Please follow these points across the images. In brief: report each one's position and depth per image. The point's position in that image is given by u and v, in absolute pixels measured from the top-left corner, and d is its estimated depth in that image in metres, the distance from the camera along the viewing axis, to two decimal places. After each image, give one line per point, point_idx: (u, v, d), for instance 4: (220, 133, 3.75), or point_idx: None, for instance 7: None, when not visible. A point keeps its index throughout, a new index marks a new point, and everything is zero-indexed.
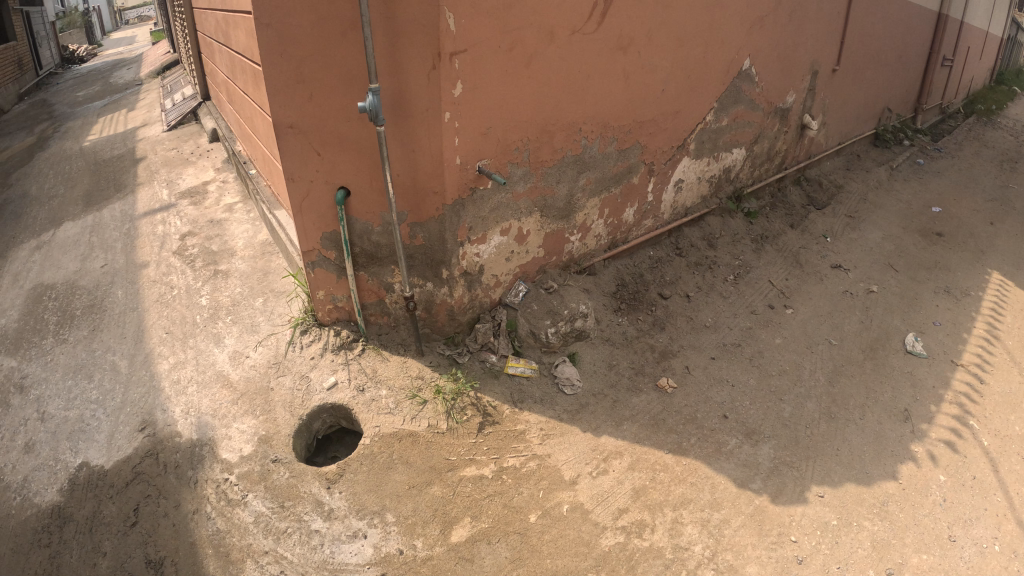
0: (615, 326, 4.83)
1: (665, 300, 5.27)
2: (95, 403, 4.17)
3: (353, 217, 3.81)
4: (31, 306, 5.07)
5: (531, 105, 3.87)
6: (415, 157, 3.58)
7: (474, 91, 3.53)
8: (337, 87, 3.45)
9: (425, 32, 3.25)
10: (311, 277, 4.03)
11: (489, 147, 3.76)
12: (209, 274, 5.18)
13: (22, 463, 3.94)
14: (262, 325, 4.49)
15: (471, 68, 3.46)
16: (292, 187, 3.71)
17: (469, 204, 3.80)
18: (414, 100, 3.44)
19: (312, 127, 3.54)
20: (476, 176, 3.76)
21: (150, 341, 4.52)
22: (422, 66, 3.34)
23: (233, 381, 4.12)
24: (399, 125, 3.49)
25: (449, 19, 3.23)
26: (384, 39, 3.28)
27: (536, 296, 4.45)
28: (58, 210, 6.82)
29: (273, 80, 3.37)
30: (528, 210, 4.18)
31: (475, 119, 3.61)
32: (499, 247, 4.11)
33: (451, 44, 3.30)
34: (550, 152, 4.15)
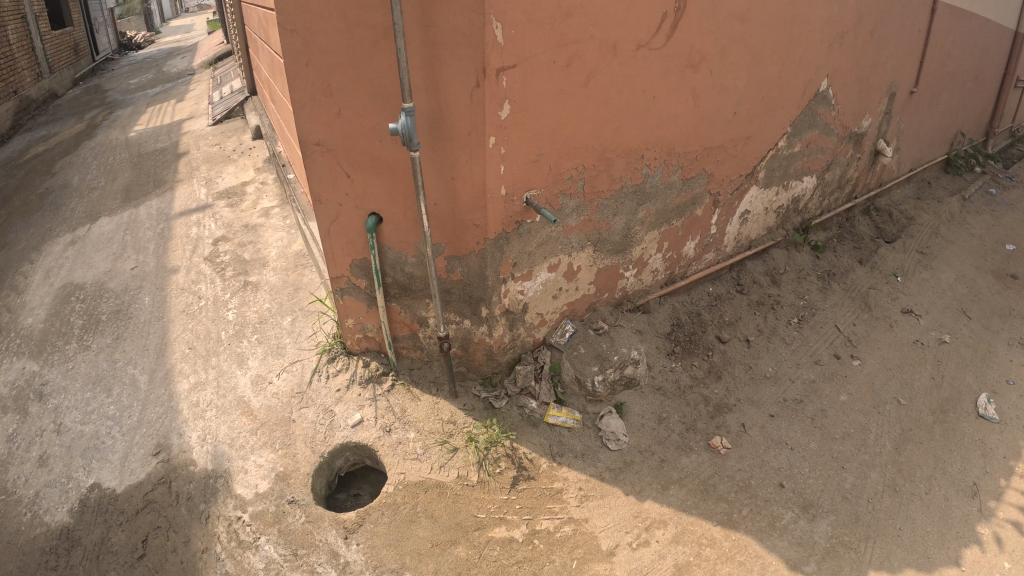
0: (668, 374, 4.39)
1: (723, 343, 4.77)
2: (111, 419, 4.00)
3: (384, 246, 3.42)
4: (57, 306, 5.03)
5: (590, 130, 3.38)
6: (455, 185, 3.16)
7: (524, 113, 3.07)
8: (367, 102, 3.10)
9: (468, 44, 2.83)
10: (340, 304, 3.74)
11: (540, 176, 3.26)
12: (238, 285, 5.01)
13: (34, 478, 3.80)
14: (288, 348, 4.25)
15: (522, 86, 3.00)
16: (319, 209, 3.42)
17: (514, 238, 3.31)
18: (455, 122, 3.02)
19: (341, 145, 3.23)
20: (523, 209, 3.27)
21: (172, 356, 4.34)
22: (465, 84, 2.92)
23: (253, 409, 3.89)
24: (437, 148, 3.09)
25: (496, 28, 2.79)
26: (423, 51, 2.89)
27: (583, 337, 4.02)
28: (96, 203, 6.81)
29: (299, 93, 3.12)
30: (579, 245, 3.67)
31: (525, 145, 3.14)
32: (546, 284, 3.64)
33: (499, 57, 2.86)
34: (609, 181, 3.62)
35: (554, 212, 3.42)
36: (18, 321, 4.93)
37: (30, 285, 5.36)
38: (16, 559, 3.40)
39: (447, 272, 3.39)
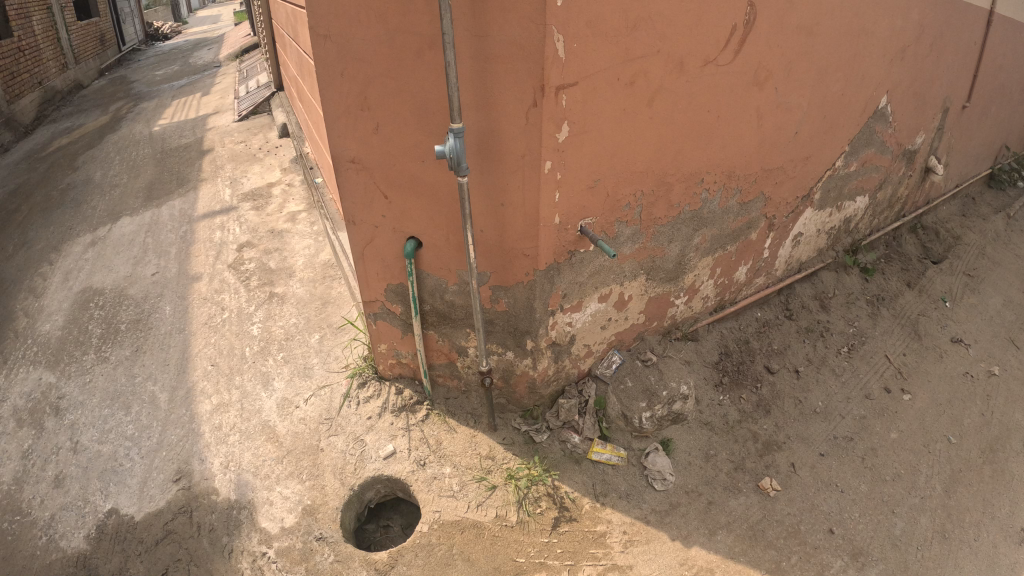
0: (716, 408, 4.06)
1: (772, 373, 4.40)
2: (130, 440, 3.82)
3: (423, 272, 3.15)
4: (76, 313, 4.87)
5: (650, 151, 3.08)
6: (504, 212, 2.86)
7: (584, 135, 2.76)
8: (408, 118, 2.77)
9: (526, 59, 2.49)
10: (373, 328, 3.53)
11: (596, 203, 3.00)
12: (263, 296, 4.82)
13: (50, 499, 3.63)
14: (315, 369, 4.05)
15: (582, 105, 2.69)
16: (353, 231, 3.17)
17: (566, 268, 3.05)
18: (507, 143, 2.70)
19: (377, 163, 2.94)
20: (577, 238, 3.01)
21: (194, 373, 4.15)
22: (521, 103, 2.59)
23: (279, 435, 3.69)
24: (486, 171, 2.79)
25: (558, 41, 2.46)
26: (474, 64, 2.56)
27: (630, 368, 3.76)
28: (118, 201, 6.65)
29: (333, 106, 2.84)
30: (632, 274, 3.44)
31: (583, 170, 2.85)
32: (595, 315, 3.39)
33: (560, 74, 2.53)
34: (666, 206, 3.36)
35: (609, 239, 3.18)
36: (36, 327, 4.78)
37: (49, 289, 5.20)
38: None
39: (491, 302, 3.13)
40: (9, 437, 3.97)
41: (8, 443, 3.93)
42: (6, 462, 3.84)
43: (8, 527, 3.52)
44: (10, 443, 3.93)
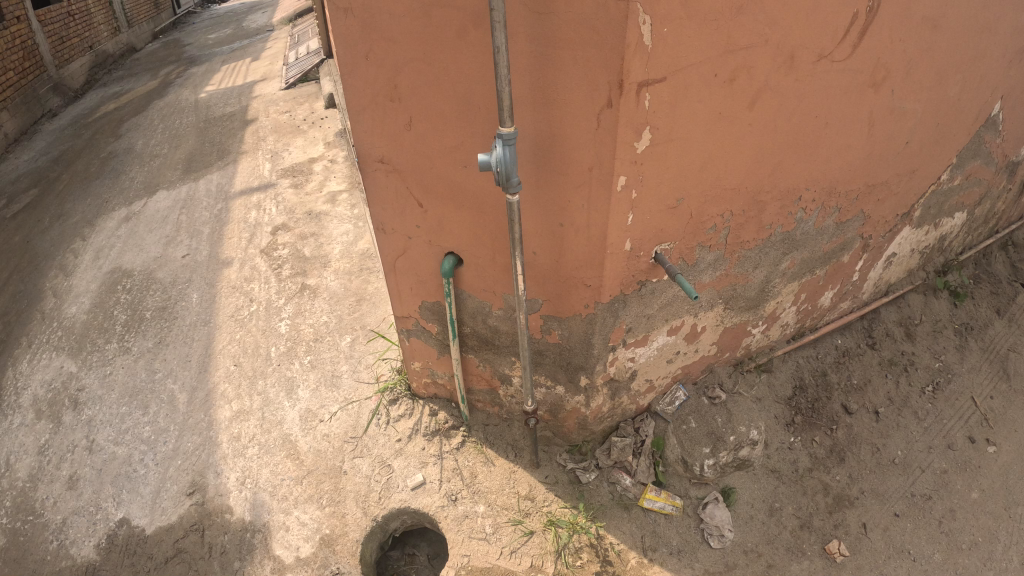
0: (785, 454, 3.47)
1: (849, 414, 3.75)
2: (145, 443, 3.60)
3: (463, 292, 2.73)
4: (103, 296, 4.67)
5: (741, 163, 2.54)
6: (564, 233, 2.37)
7: (666, 143, 2.21)
8: (448, 113, 2.23)
9: (600, 48, 1.90)
10: (406, 345, 3.18)
11: (675, 225, 2.52)
12: (294, 288, 4.53)
13: (63, 501, 3.44)
14: (344, 379, 3.73)
15: (668, 108, 2.12)
16: (385, 240, 2.78)
17: (633, 300, 2.61)
18: (571, 153, 2.16)
19: (410, 166, 2.46)
20: (650, 266, 2.55)
21: (215, 374, 3.90)
22: (590, 104, 2.03)
23: (299, 453, 3.39)
24: (543, 183, 2.28)
25: (644, 26, 1.86)
26: (531, 53, 2.00)
27: (695, 407, 3.23)
28: (156, 172, 6.44)
29: (358, 95, 2.35)
30: (709, 304, 3.00)
31: (662, 185, 2.33)
32: (662, 348, 2.95)
33: (643, 68, 1.95)
34: (754, 226, 2.85)
35: (687, 267, 2.74)
36: (62, 309, 4.60)
37: (79, 267, 5.02)
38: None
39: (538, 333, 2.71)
40: (27, 429, 3.80)
41: (26, 435, 3.77)
42: (22, 456, 3.67)
43: (19, 528, 3.35)
44: (28, 436, 3.76)
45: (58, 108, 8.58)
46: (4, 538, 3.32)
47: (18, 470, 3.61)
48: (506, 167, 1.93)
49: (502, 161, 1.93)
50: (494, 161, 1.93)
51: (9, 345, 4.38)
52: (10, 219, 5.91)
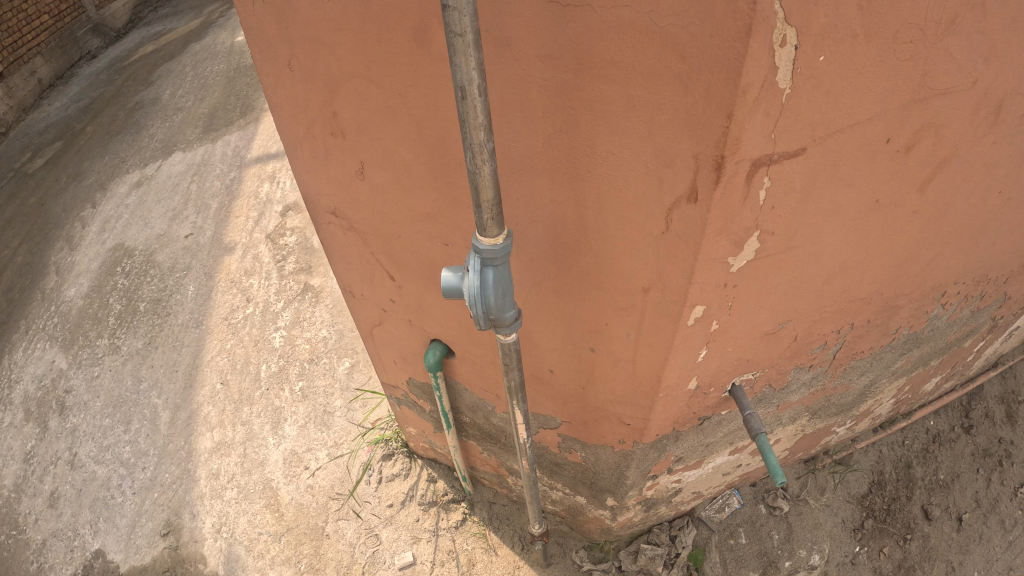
0: (847, 570, 2.80)
1: (928, 521, 3.07)
2: (124, 466, 3.36)
3: (455, 381, 2.21)
4: (101, 278, 4.31)
5: (887, 261, 1.67)
6: (595, 359, 1.63)
7: (780, 255, 1.35)
8: (411, 165, 1.59)
9: (685, 90, 0.99)
10: (399, 411, 2.73)
11: (773, 351, 1.72)
12: (295, 290, 3.94)
13: (43, 521, 3.25)
14: (336, 419, 3.30)
15: (798, 197, 1.24)
16: (353, 303, 2.23)
17: (689, 433, 1.94)
18: (615, 257, 1.33)
19: (371, 227, 1.88)
20: (723, 399, 1.82)
21: (200, 392, 3.55)
22: (657, 188, 1.15)
23: (280, 504, 3.04)
24: (563, 290, 1.51)
25: (785, 46, 0.92)
26: (556, 85, 1.12)
27: (749, 517, 2.79)
28: (177, 126, 5.29)
29: (292, 125, 1.73)
30: (791, 419, 2.28)
31: (760, 312, 1.51)
32: (720, 465, 2.35)
33: (763, 136, 1.04)
34: (878, 334, 2.05)
35: (772, 392, 1.96)
36: (62, 290, 4.33)
37: (84, 240, 4.65)
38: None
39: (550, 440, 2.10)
40: (16, 431, 3.63)
41: (14, 439, 3.60)
42: (9, 463, 3.51)
43: (2, 543, 3.20)
44: (16, 439, 3.59)
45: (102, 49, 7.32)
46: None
47: (5, 478, 3.46)
48: (490, 308, 1.20)
49: (479, 302, 1.19)
50: (468, 300, 1.20)
51: (10, 329, 4.22)
52: (33, 176, 5.51)
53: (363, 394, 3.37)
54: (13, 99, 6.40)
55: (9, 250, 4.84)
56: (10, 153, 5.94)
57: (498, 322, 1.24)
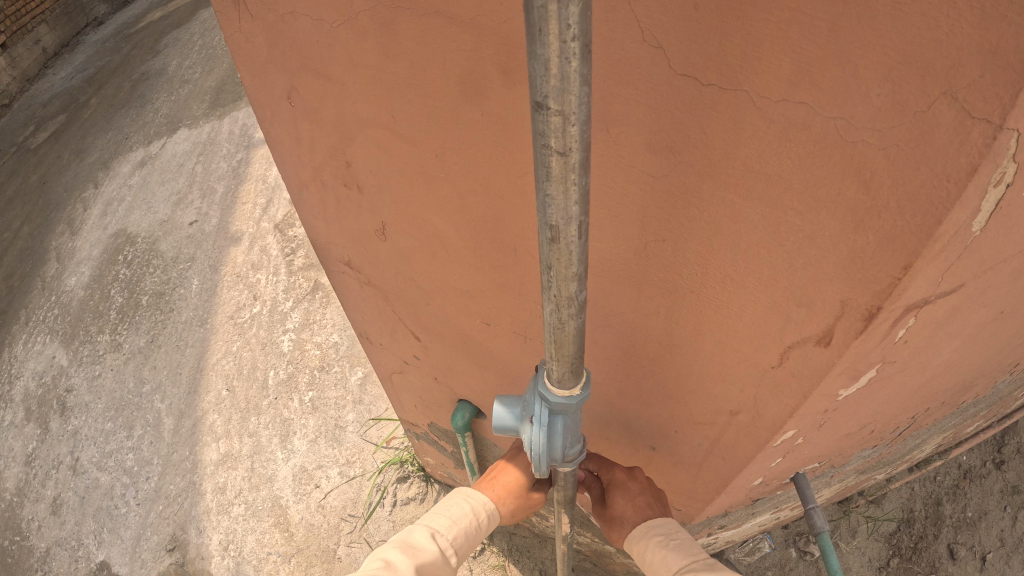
0: None
1: (953, 560, 2.85)
2: (128, 474, 3.30)
3: (485, 436, 1.98)
4: (102, 268, 4.14)
5: (987, 351, 1.47)
6: (651, 457, 1.46)
7: (891, 375, 1.18)
8: (448, 236, 1.32)
9: (854, 225, 0.78)
10: (416, 442, 2.56)
11: (848, 444, 1.54)
12: (305, 288, 3.68)
13: (46, 528, 3.26)
14: (348, 435, 3.14)
15: (935, 325, 1.05)
16: (371, 348, 1.91)
17: (739, 510, 1.77)
18: (702, 376, 1.14)
19: (390, 286, 1.59)
20: (784, 484, 1.65)
21: (205, 398, 3.41)
22: (781, 321, 0.96)
23: (289, 523, 2.92)
24: (629, 395, 1.29)
25: (996, 186, 0.71)
26: (667, 186, 0.88)
27: (779, 560, 2.66)
28: (183, 100, 4.98)
29: (295, 166, 1.46)
30: (841, 481, 2.13)
31: (850, 421, 1.33)
32: (761, 521, 2.20)
33: (929, 284, 0.85)
34: (946, 408, 1.88)
35: (833, 469, 1.80)
36: (62, 280, 4.20)
37: (86, 224, 4.45)
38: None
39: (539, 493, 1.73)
40: (17, 431, 3.63)
41: (15, 439, 3.61)
42: (11, 464, 3.54)
43: (8, 549, 3.26)
44: (17, 440, 3.60)
45: (107, 15, 6.81)
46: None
47: (7, 480, 3.49)
48: (557, 456, 1.01)
49: (545, 453, 0.99)
50: (532, 452, 1.01)
51: (10, 320, 4.16)
52: (35, 152, 5.26)
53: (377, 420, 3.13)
54: (16, 69, 6.01)
55: (11, 233, 4.69)
56: (14, 127, 5.65)
57: (563, 462, 1.05)
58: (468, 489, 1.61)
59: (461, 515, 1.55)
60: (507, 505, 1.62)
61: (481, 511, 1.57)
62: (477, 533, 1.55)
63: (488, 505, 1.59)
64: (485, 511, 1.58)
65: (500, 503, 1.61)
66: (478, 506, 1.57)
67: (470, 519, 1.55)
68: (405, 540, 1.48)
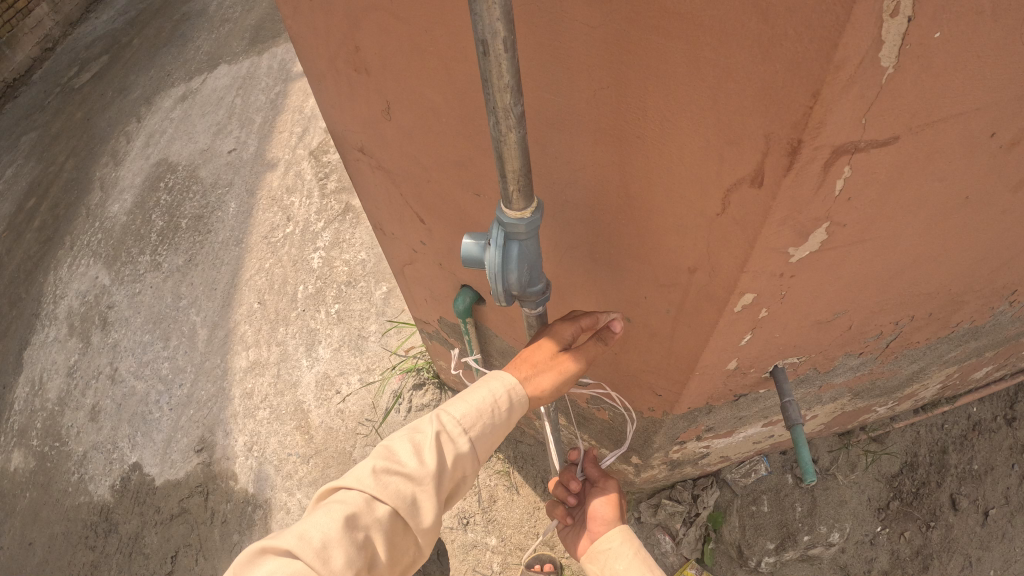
0: (863, 549, 2.80)
1: (954, 510, 2.84)
2: (163, 382, 3.55)
3: (485, 327, 2.16)
4: (144, 194, 4.36)
5: (971, 253, 1.49)
6: (629, 330, 1.57)
7: (850, 249, 1.23)
8: (440, 109, 1.47)
9: (762, 55, 0.86)
10: (430, 344, 2.72)
11: (823, 339, 1.61)
12: (336, 211, 3.83)
13: (85, 433, 3.53)
14: (369, 346, 3.30)
15: (880, 191, 1.10)
16: (385, 240, 2.18)
17: (723, 407, 1.88)
18: (660, 231, 1.24)
19: (399, 168, 1.77)
20: (762, 379, 1.74)
21: (238, 310, 3.61)
22: (716, 165, 1.04)
23: (310, 427, 3.13)
24: (600, 259, 1.43)
25: (897, 16, 0.79)
26: (604, 34, 0.99)
27: (774, 485, 2.76)
28: (223, 38, 5.13)
29: (313, 57, 1.60)
30: (831, 399, 2.19)
31: (817, 303, 1.41)
32: (751, 435, 2.29)
33: (846, 123, 0.91)
34: (938, 326, 1.90)
35: (818, 374, 1.86)
36: (106, 207, 4.43)
37: (129, 155, 4.68)
38: (59, 526, 3.30)
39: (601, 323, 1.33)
40: (60, 345, 3.90)
41: (59, 352, 3.87)
42: (53, 376, 3.80)
43: (48, 453, 3.53)
44: (60, 353, 3.86)
45: None
46: (36, 460, 3.55)
47: (49, 391, 3.76)
48: (514, 283, 1.13)
49: (500, 276, 1.12)
50: (489, 275, 1.13)
51: (57, 244, 4.42)
52: (80, 90, 5.46)
53: (397, 325, 3.32)
54: (58, 13, 6.12)
55: (57, 165, 4.92)
56: (59, 68, 5.83)
57: (525, 296, 1.18)
58: (491, 370, 1.31)
59: (481, 400, 1.27)
60: (539, 380, 1.30)
61: (504, 397, 1.28)
62: (502, 424, 1.30)
63: (514, 387, 1.29)
64: (510, 396, 1.28)
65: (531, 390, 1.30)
66: (500, 391, 1.28)
67: (492, 410, 1.27)
68: (416, 427, 1.28)
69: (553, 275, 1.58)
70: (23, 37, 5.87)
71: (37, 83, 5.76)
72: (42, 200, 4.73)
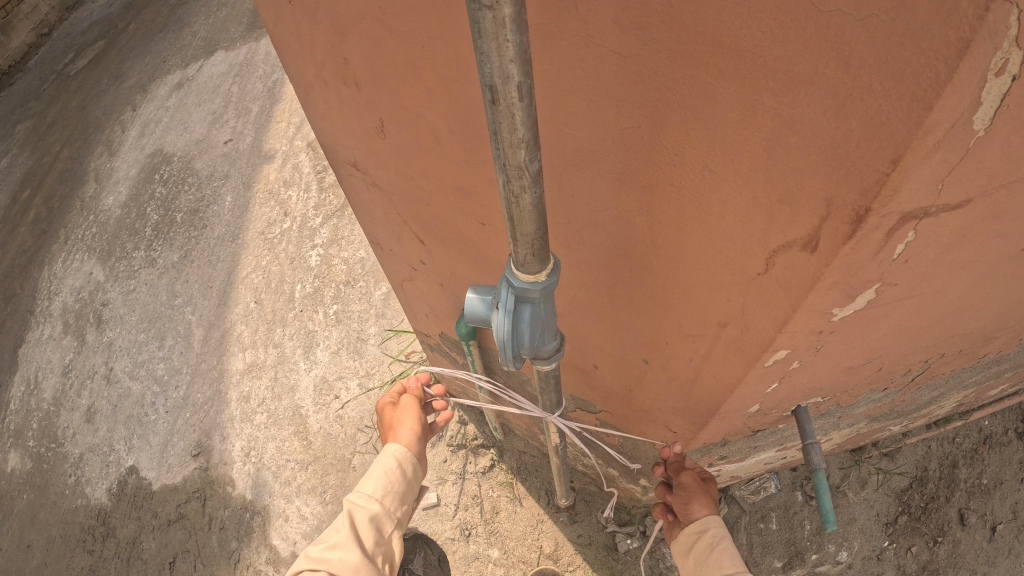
0: (870, 565, 2.69)
1: (962, 526, 2.73)
2: (158, 383, 3.48)
3: (489, 347, 2.07)
4: (139, 186, 4.24)
5: (1013, 297, 1.39)
6: (645, 370, 1.49)
7: (895, 304, 1.13)
8: (440, 133, 1.36)
9: (835, 111, 0.74)
10: (431, 355, 2.63)
11: (849, 379, 1.52)
12: (334, 207, 3.70)
13: (81, 435, 3.47)
14: (368, 350, 3.22)
15: (940, 250, 1.00)
16: (384, 255, 2.08)
17: (739, 440, 1.79)
18: (690, 281, 1.14)
19: (395, 187, 1.67)
20: (781, 417, 1.65)
21: (234, 310, 3.53)
22: (764, 223, 0.93)
23: (308, 432, 3.06)
24: (618, 300, 1.33)
25: (1001, 75, 0.67)
26: (638, 70, 0.87)
27: (784, 502, 2.73)
28: (220, 23, 4.95)
29: (302, 69, 1.48)
30: (849, 424, 2.10)
31: (851, 351, 1.31)
32: (765, 458, 2.20)
33: (922, 188, 0.79)
34: (966, 359, 1.80)
35: (837, 408, 1.77)
36: (100, 199, 4.31)
37: (124, 144, 4.55)
38: (56, 530, 3.26)
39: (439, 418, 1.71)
40: (55, 342, 3.82)
41: (53, 350, 3.80)
42: (48, 375, 3.72)
43: (45, 454, 3.48)
44: (55, 352, 3.79)
45: None
46: (32, 462, 3.49)
47: (45, 390, 3.68)
48: (525, 346, 1.05)
49: (509, 342, 1.04)
50: (498, 341, 1.05)
51: (50, 238, 4.31)
52: (74, 77, 5.30)
53: (397, 332, 3.22)
54: None
55: (51, 155, 4.79)
56: (53, 54, 5.65)
57: (537, 355, 1.09)
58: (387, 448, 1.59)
59: (383, 475, 1.56)
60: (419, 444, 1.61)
61: (403, 464, 1.58)
62: (407, 489, 1.59)
63: (403, 455, 1.58)
64: (406, 462, 1.59)
65: (415, 449, 1.61)
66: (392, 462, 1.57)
67: (398, 478, 1.57)
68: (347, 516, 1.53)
69: (565, 310, 1.49)
70: (16, 22, 5.68)
71: (32, 70, 5.59)
72: (36, 192, 4.62)
